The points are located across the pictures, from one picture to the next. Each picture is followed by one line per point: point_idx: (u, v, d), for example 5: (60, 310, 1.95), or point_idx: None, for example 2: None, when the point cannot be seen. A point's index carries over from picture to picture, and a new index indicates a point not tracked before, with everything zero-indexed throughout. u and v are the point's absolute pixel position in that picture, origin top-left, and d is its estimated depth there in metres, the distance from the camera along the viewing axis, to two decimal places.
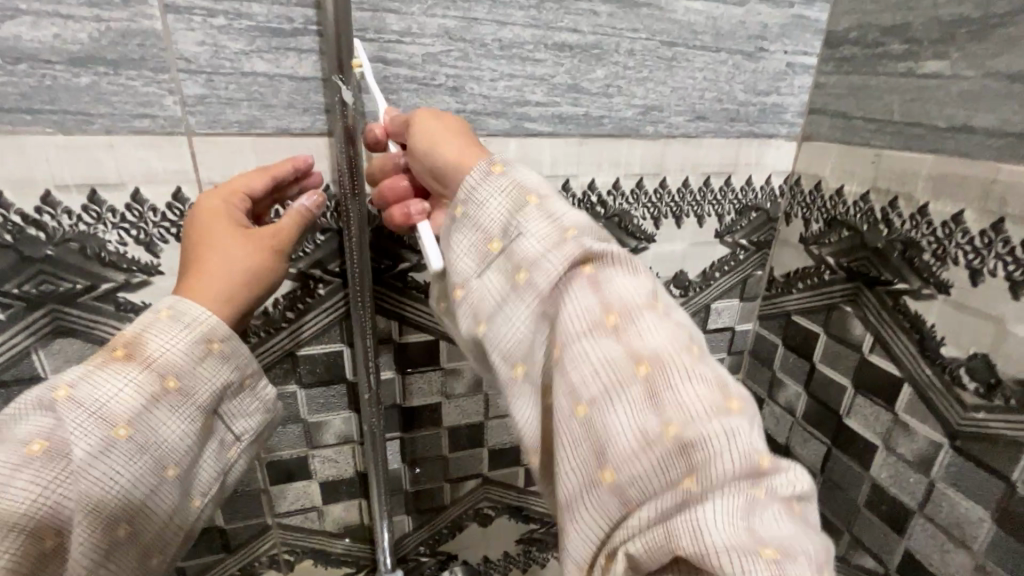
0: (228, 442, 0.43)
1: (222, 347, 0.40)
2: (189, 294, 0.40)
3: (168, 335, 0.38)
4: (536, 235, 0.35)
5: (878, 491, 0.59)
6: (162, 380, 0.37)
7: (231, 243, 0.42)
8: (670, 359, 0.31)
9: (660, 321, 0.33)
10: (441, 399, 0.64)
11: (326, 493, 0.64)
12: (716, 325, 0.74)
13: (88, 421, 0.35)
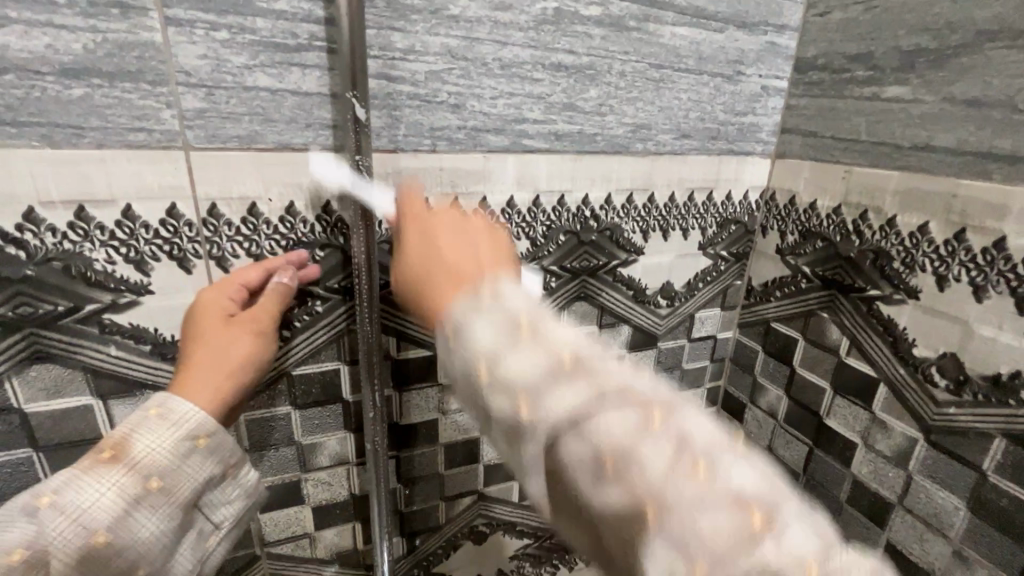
0: (207, 531, 0.43)
1: (205, 443, 0.42)
2: (177, 388, 0.42)
3: (153, 434, 0.40)
4: (507, 397, 0.34)
5: (859, 487, 0.62)
6: (144, 481, 0.39)
7: (220, 336, 0.44)
8: (631, 443, 0.31)
9: (659, 444, 0.31)
10: (438, 415, 0.63)
11: (319, 519, 0.62)
12: (699, 334, 0.76)
13: (67, 531, 0.36)
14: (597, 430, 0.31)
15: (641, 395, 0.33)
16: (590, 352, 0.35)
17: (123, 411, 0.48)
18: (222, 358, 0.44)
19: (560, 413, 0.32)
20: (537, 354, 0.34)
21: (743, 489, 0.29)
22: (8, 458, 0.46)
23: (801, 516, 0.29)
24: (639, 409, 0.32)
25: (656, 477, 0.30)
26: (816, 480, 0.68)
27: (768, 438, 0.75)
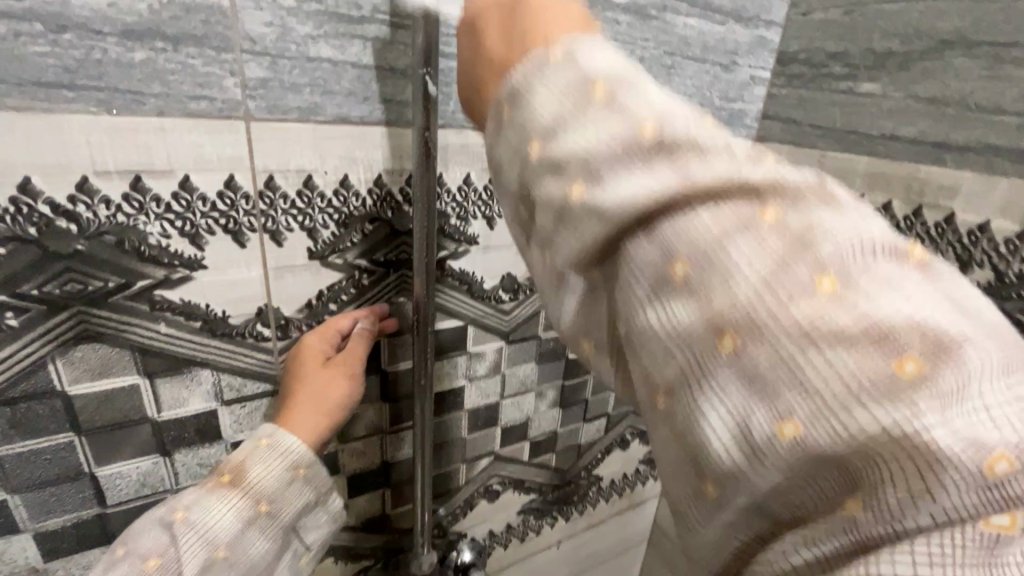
0: (298, 549, 0.50)
1: (305, 472, 0.48)
2: (284, 423, 0.48)
3: (264, 463, 0.46)
4: (556, 175, 0.25)
5: None
6: (257, 503, 0.46)
7: (318, 381, 0.49)
8: (790, 190, 0.22)
9: (779, 244, 0.21)
10: (465, 381, 0.66)
11: (352, 488, 0.62)
12: None
13: (197, 546, 0.42)
14: (675, 226, 0.23)
15: (778, 180, 0.22)
16: (682, 123, 0.24)
17: (170, 390, 0.47)
18: (321, 401, 0.49)
19: (619, 204, 0.23)
20: (605, 121, 0.25)
21: (908, 322, 0.19)
22: (48, 443, 0.44)
23: (996, 370, 0.18)
24: (745, 196, 0.22)
25: (750, 280, 0.21)
26: None
27: None
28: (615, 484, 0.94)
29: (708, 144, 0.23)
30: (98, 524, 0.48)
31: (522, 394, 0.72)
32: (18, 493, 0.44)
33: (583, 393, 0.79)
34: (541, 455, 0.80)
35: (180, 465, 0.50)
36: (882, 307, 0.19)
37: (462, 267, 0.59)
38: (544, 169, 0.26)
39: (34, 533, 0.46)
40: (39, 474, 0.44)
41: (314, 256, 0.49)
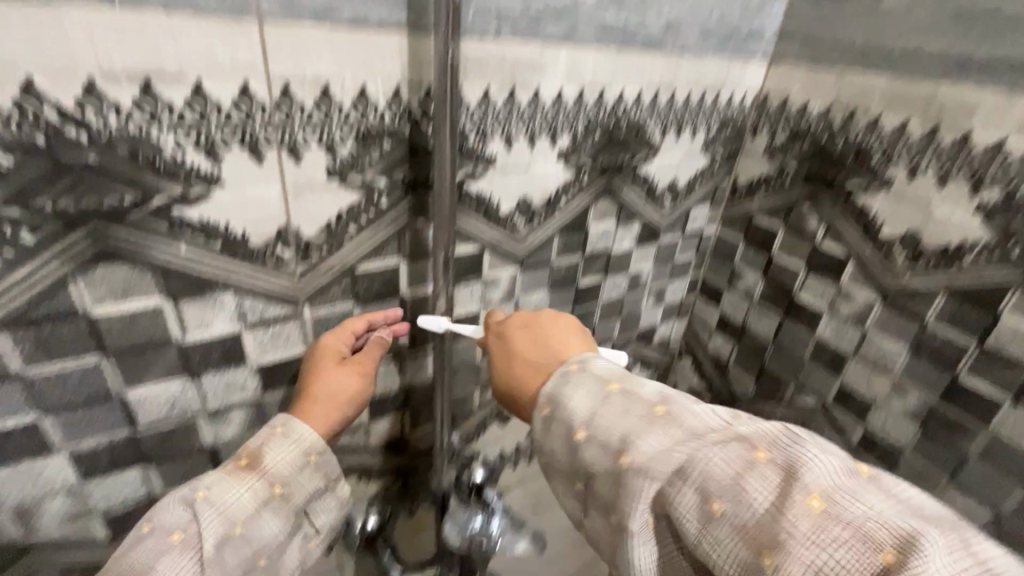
0: (310, 536, 0.48)
1: (319, 457, 0.48)
2: (301, 415, 0.50)
3: (279, 448, 0.46)
4: (605, 443, 0.40)
5: (822, 345, 0.77)
6: (273, 485, 0.45)
7: (333, 376, 0.51)
8: (773, 439, 0.35)
9: (767, 476, 0.33)
10: (480, 308, 0.66)
11: (373, 410, 0.64)
12: (692, 228, 0.85)
13: (216, 521, 0.41)
14: (701, 467, 0.35)
15: (747, 434, 0.36)
16: (682, 403, 0.40)
17: (194, 312, 0.46)
18: (335, 394, 0.51)
19: (656, 457, 0.37)
20: (631, 403, 0.41)
21: (877, 523, 0.29)
22: (76, 365, 0.43)
23: (950, 552, 0.28)
24: (741, 447, 0.35)
25: (763, 509, 0.32)
26: (783, 344, 0.82)
27: (743, 316, 0.88)
28: None
29: (703, 415, 0.39)
30: (131, 445, 0.49)
31: None
32: (50, 414, 0.44)
33: (590, 320, 0.80)
34: None
35: (208, 387, 0.50)
36: (850, 510, 0.30)
37: (479, 189, 0.58)
38: (596, 449, 0.40)
39: (69, 454, 0.46)
40: (70, 396, 0.44)
41: (333, 174, 0.47)
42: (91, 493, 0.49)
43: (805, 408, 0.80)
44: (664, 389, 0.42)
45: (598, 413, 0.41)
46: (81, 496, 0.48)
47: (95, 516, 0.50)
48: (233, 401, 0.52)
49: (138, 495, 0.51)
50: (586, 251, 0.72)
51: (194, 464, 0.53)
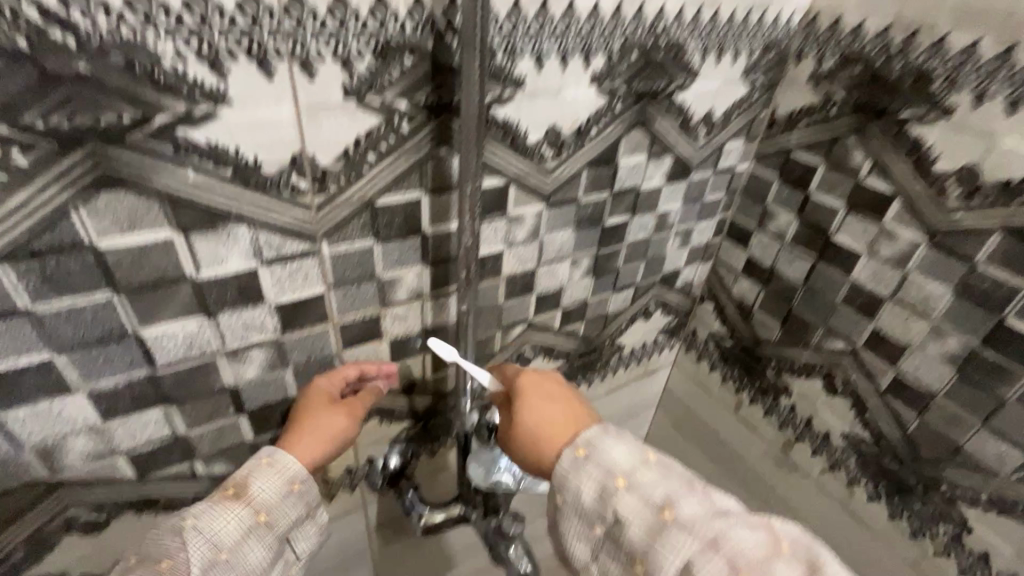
0: (290, 561, 0.49)
1: (301, 487, 0.49)
2: (286, 447, 0.51)
3: (265, 479, 0.47)
4: (644, 494, 0.45)
5: (856, 289, 0.74)
6: (257, 514, 0.46)
7: (325, 414, 0.54)
8: (786, 535, 0.43)
9: (786, 566, 0.41)
10: (504, 247, 0.62)
11: (394, 352, 0.62)
12: (724, 165, 0.80)
13: (202, 549, 0.42)
14: (733, 538, 0.42)
15: (770, 525, 0.44)
16: (707, 483, 0.47)
17: (206, 247, 0.43)
18: (326, 431, 0.53)
19: (695, 520, 0.43)
20: (665, 471, 0.47)
21: None
22: (85, 301, 0.41)
23: None
24: (766, 532, 0.43)
25: None
26: (814, 288, 0.79)
27: (772, 259, 0.84)
28: (635, 353, 0.97)
29: (726, 497, 0.46)
30: (150, 385, 0.47)
31: (558, 261, 0.69)
32: (64, 352, 0.42)
33: (615, 262, 0.77)
34: (572, 324, 0.80)
35: (225, 326, 0.48)
36: None
37: (505, 115, 0.53)
38: (636, 500, 0.45)
39: (88, 393, 0.44)
40: (82, 334, 0.42)
41: (351, 95, 0.43)
42: (114, 433, 0.48)
43: (833, 353, 0.78)
44: (688, 468, 0.49)
45: (637, 474, 0.46)
46: (104, 436, 0.47)
47: (119, 455, 0.49)
48: (252, 341, 0.50)
49: (162, 435, 0.50)
50: (614, 188, 0.68)
51: (215, 404, 0.52)
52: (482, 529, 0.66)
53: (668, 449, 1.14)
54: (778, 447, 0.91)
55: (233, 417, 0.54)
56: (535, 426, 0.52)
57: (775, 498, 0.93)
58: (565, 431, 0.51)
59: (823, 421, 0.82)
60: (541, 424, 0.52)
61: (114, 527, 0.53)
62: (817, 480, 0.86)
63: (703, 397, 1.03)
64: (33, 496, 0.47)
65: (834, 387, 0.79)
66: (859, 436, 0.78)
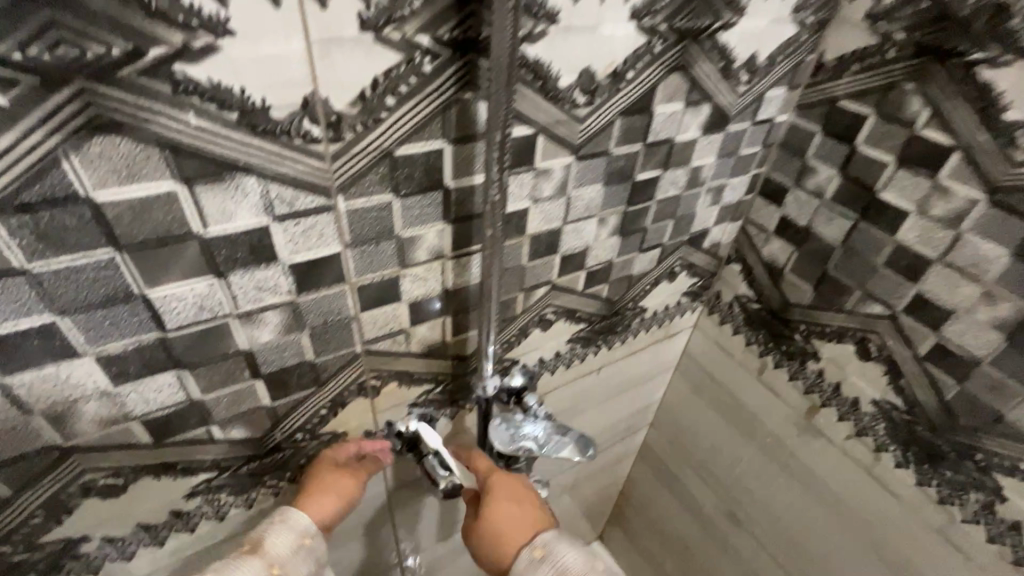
0: None
1: (310, 542, 0.56)
2: (301, 505, 0.58)
3: (280, 536, 0.54)
4: None
5: (901, 251, 0.69)
6: (271, 567, 0.51)
7: (332, 481, 0.60)
8: None
9: None
10: (529, 203, 0.58)
11: (414, 315, 0.59)
12: (762, 116, 0.74)
13: None
14: None
15: None
16: None
17: (213, 202, 0.39)
18: (333, 496, 0.60)
19: None
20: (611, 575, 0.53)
21: None
22: (86, 260, 0.37)
23: None
24: None
25: None
26: (853, 250, 0.74)
27: (808, 218, 0.79)
28: (656, 316, 0.94)
29: None
30: (161, 349, 0.44)
31: (585, 219, 0.65)
32: (68, 315, 0.39)
33: (642, 221, 0.73)
34: (596, 285, 0.76)
35: (237, 288, 0.44)
36: None
37: (536, 55, 0.48)
38: None
39: (96, 357, 0.42)
40: (85, 296, 0.39)
41: (367, 27, 0.38)
42: (127, 398, 0.45)
43: (869, 318, 0.75)
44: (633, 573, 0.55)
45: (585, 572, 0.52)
46: (117, 402, 0.45)
47: (134, 421, 0.47)
48: (266, 303, 0.47)
49: (176, 401, 0.48)
50: (647, 140, 0.63)
51: (230, 368, 0.49)
52: None
53: (685, 411, 1.13)
54: (801, 411, 0.89)
55: (248, 382, 0.51)
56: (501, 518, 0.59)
57: (795, 460, 0.92)
58: (523, 532, 0.58)
59: (853, 386, 0.80)
60: (506, 517, 0.60)
61: (133, 491, 0.52)
62: (841, 445, 0.84)
63: (724, 360, 1.01)
64: (48, 462, 0.45)
65: (868, 352, 0.76)
66: (890, 402, 0.75)
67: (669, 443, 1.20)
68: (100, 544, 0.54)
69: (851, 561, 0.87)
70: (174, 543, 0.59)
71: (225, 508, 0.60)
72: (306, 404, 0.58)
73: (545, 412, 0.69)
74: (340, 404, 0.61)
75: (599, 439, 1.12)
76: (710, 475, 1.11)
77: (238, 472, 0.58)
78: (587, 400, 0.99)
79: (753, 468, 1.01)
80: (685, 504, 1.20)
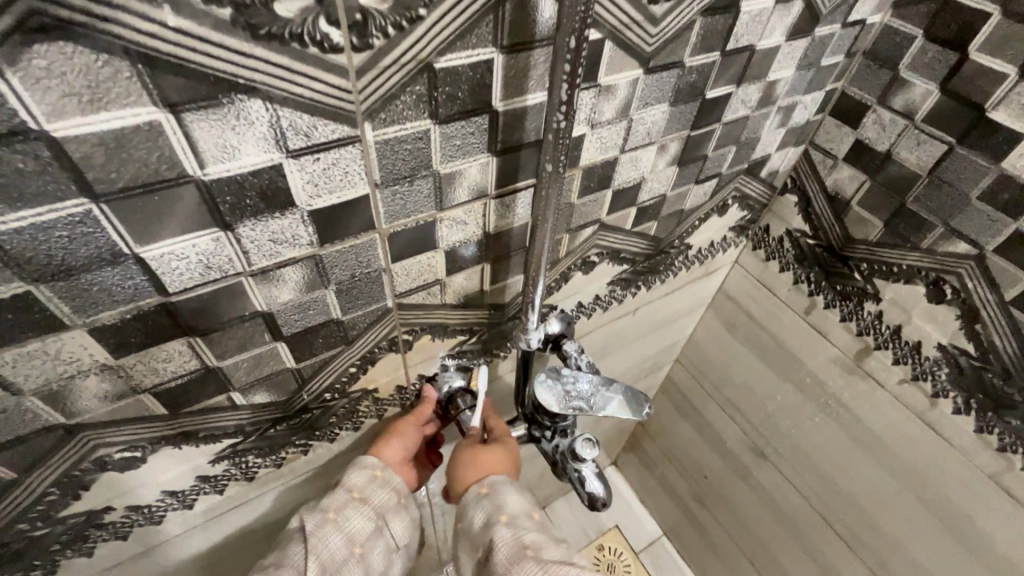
0: (392, 545, 0.55)
1: (383, 474, 0.56)
2: (377, 450, 0.58)
3: (357, 472, 0.55)
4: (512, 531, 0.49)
5: (1003, 182, 0.60)
6: (351, 491, 0.53)
7: (406, 429, 0.60)
8: None
9: None
10: (586, 130, 0.48)
11: (450, 264, 0.51)
12: (854, 18, 0.62)
13: (308, 517, 0.51)
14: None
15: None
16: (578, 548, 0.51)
17: (207, 133, 0.30)
18: (407, 442, 0.59)
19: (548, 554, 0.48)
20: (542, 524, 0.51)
21: None
22: (55, 213, 0.29)
23: None
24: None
25: None
26: (942, 180, 0.65)
27: (890, 142, 0.69)
28: (700, 253, 0.86)
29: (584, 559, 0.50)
30: (165, 315, 0.37)
31: (644, 147, 0.56)
32: (44, 282, 0.31)
33: (704, 148, 0.63)
34: (644, 223, 0.68)
35: (249, 241, 0.36)
36: None
37: None
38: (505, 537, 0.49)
39: (89, 329, 0.35)
40: (62, 258, 0.31)
41: None
42: (132, 370, 0.39)
43: (951, 256, 0.67)
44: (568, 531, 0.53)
45: (517, 514, 0.51)
46: (122, 374, 0.39)
47: (144, 393, 0.41)
48: (284, 258, 0.39)
49: (190, 370, 0.42)
50: (725, 49, 0.52)
51: (247, 331, 0.43)
52: (544, 448, 0.62)
53: (716, 348, 1.07)
54: (850, 353, 0.84)
55: (269, 344, 0.45)
56: (483, 453, 0.56)
57: (837, 402, 0.87)
58: (484, 472, 0.54)
59: (916, 330, 0.74)
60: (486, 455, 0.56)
61: (153, 461, 0.47)
62: (892, 389, 0.79)
63: (766, 298, 0.94)
64: (54, 440, 0.40)
65: (941, 294, 0.69)
66: (959, 348, 0.70)
67: (694, 378, 1.15)
68: (126, 513, 0.50)
69: (887, 502, 0.84)
70: (204, 505, 0.56)
71: (253, 469, 0.57)
72: (333, 363, 0.52)
73: (588, 361, 0.63)
74: (370, 361, 0.55)
75: (627, 377, 1.09)
76: (737, 411, 1.07)
77: (265, 434, 0.54)
78: (621, 341, 0.94)
79: (787, 407, 0.96)
80: (706, 435, 1.17)
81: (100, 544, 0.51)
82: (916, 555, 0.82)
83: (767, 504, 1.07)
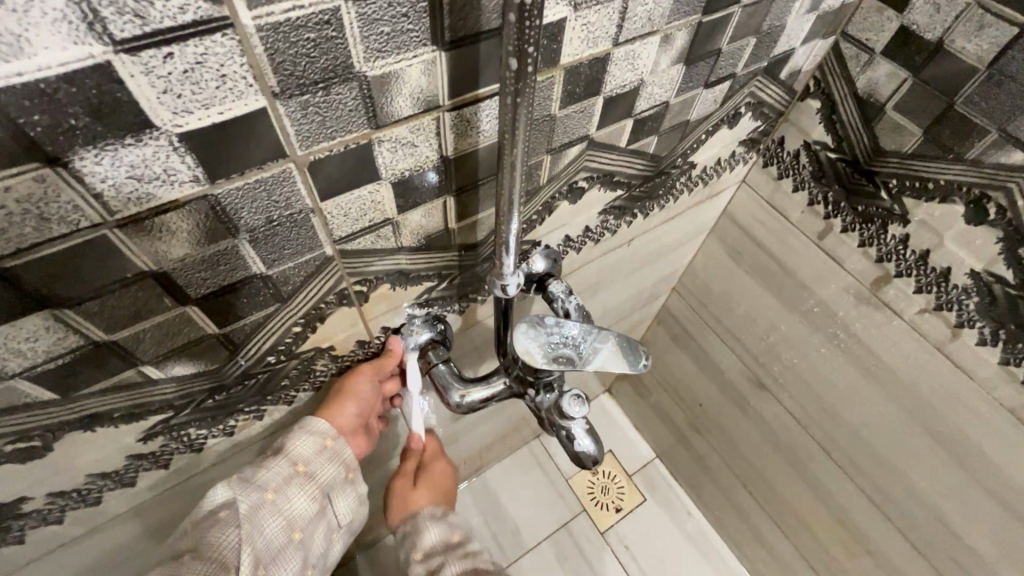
0: (332, 526, 0.51)
1: (334, 445, 0.51)
2: (329, 415, 0.52)
3: (306, 443, 0.49)
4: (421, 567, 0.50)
5: None
6: (296, 465, 0.48)
7: (360, 391, 0.54)
8: None
9: None
10: (566, 12, 0.36)
11: (403, 199, 0.41)
12: None
13: (245, 492, 0.45)
14: None
15: None
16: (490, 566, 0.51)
17: None
18: (361, 404, 0.54)
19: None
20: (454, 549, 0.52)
21: None
22: None
23: None
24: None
25: None
26: (1003, 74, 0.53)
27: (943, 28, 0.56)
28: (705, 172, 0.75)
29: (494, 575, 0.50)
30: (3, 283, 0.28)
31: (644, 37, 0.44)
32: None
33: (716, 40, 0.51)
34: (642, 138, 0.57)
35: (95, 180, 0.26)
36: None
37: None
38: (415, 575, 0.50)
39: None
40: None
41: None
42: None
43: (1000, 169, 0.57)
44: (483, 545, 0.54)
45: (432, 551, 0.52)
46: None
47: (18, 378, 0.33)
48: (159, 203, 0.29)
49: (72, 347, 0.33)
50: None
51: (137, 297, 0.33)
52: (527, 404, 0.56)
53: (717, 278, 0.99)
54: (866, 281, 0.76)
55: (175, 310, 0.36)
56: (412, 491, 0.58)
57: (846, 333, 0.81)
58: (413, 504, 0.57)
59: (946, 255, 0.65)
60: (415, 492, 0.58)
61: (64, 448, 0.40)
62: (910, 319, 0.72)
63: (775, 222, 0.85)
64: None
65: (982, 214, 0.60)
66: (994, 275, 0.62)
67: (693, 309, 1.08)
68: (50, 499, 0.44)
69: (893, 435, 0.80)
70: (149, 481, 0.50)
71: (199, 441, 0.50)
72: (271, 324, 0.43)
73: (576, 304, 0.55)
74: (318, 318, 0.46)
75: (622, 311, 1.02)
76: (737, 342, 1.01)
77: (201, 406, 0.46)
78: (615, 274, 0.85)
79: (792, 339, 0.90)
80: (704, 367, 1.12)
81: (30, 531, 0.46)
82: (917, 485, 0.80)
83: (765, 434, 1.04)
